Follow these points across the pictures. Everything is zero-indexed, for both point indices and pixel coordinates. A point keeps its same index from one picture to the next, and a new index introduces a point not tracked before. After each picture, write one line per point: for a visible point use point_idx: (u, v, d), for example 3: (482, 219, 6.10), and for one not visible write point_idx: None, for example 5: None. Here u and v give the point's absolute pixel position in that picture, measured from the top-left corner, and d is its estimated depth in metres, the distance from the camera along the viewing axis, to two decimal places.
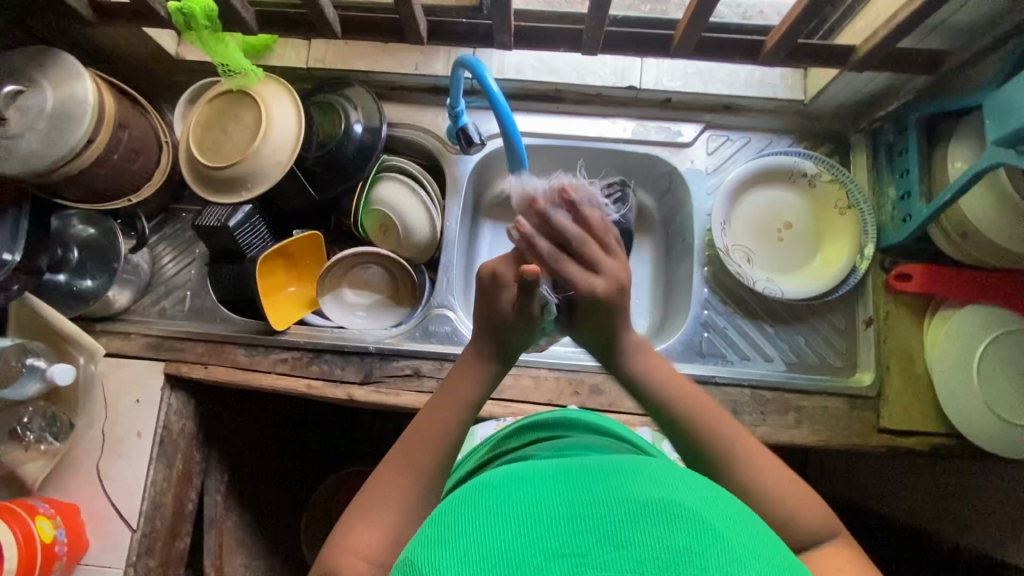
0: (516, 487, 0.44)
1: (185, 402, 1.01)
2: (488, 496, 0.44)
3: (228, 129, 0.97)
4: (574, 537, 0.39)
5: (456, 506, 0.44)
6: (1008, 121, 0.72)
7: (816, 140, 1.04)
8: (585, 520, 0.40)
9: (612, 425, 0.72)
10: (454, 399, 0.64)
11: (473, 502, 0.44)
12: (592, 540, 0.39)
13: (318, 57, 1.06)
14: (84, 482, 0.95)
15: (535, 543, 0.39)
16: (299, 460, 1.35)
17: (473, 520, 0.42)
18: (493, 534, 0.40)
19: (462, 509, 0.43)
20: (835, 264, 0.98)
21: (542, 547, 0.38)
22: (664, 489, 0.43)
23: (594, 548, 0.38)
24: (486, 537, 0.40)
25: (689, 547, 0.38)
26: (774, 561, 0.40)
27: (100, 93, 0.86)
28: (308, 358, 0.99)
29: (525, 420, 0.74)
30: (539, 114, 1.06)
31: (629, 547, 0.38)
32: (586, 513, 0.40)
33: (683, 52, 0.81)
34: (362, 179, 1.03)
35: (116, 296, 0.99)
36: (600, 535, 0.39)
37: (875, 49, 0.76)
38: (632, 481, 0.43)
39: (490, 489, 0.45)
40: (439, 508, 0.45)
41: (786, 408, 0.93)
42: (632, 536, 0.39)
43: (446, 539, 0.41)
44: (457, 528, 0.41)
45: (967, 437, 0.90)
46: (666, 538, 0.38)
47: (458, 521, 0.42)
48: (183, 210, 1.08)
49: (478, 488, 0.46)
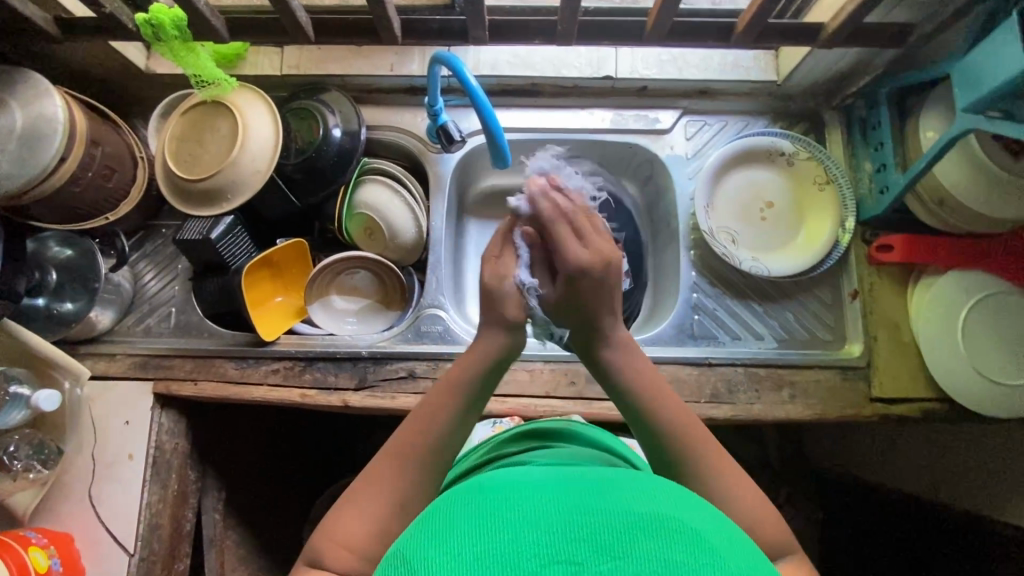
0: (514, 493, 0.44)
1: (177, 421, 0.99)
2: (486, 499, 0.43)
3: (205, 140, 0.96)
4: (572, 545, 0.38)
5: (453, 505, 0.44)
6: (977, 88, 0.74)
7: (791, 119, 1.06)
8: (584, 528, 0.39)
9: (601, 435, 0.73)
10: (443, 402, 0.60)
11: (468, 503, 0.43)
12: (588, 548, 0.38)
13: (292, 64, 1.05)
14: (76, 509, 0.93)
15: (531, 546, 0.38)
16: (298, 472, 1.33)
17: (470, 520, 0.41)
18: (488, 535, 0.39)
19: (459, 508, 0.43)
20: (818, 239, 1.00)
21: (537, 553, 0.38)
22: (664, 505, 0.42)
23: (590, 557, 0.38)
24: (482, 538, 0.39)
25: (686, 562, 0.37)
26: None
27: (71, 110, 0.85)
28: (301, 367, 0.97)
29: (525, 428, 0.75)
30: (517, 109, 1.06)
31: (625, 558, 0.38)
32: (585, 522, 0.40)
33: (656, 38, 0.82)
34: (344, 184, 1.02)
35: (99, 317, 0.97)
36: (596, 545, 0.38)
37: (844, 25, 0.78)
38: (630, 494, 0.43)
39: (488, 493, 0.44)
40: (431, 506, 0.44)
41: (779, 384, 0.95)
42: (628, 547, 0.38)
43: (439, 536, 0.40)
44: (453, 525, 0.41)
45: (955, 399, 0.92)
46: (664, 552, 0.38)
47: (452, 521, 0.41)
48: (162, 226, 1.06)
49: (476, 490, 0.46)
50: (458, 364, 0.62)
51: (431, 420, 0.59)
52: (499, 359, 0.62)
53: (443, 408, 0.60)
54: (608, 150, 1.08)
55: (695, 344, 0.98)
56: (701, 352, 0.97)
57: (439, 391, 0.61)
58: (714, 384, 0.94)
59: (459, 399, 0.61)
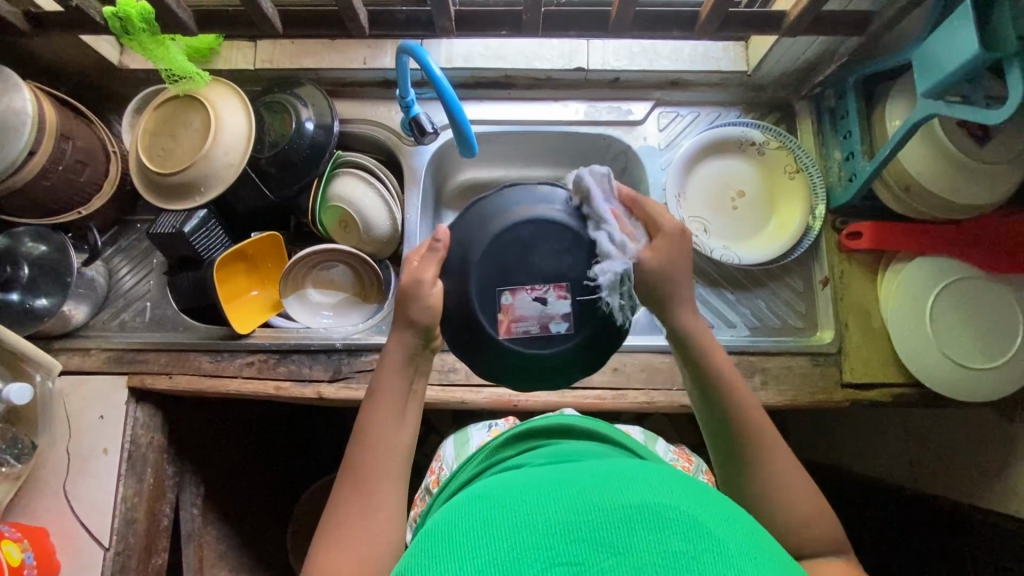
0: (512, 498, 0.46)
1: (152, 415, 0.99)
2: (485, 507, 0.46)
3: (177, 134, 0.96)
4: (571, 545, 0.41)
5: (453, 518, 0.46)
6: (935, 74, 0.75)
7: (762, 110, 1.07)
8: (582, 528, 0.42)
9: (597, 426, 0.71)
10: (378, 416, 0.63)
11: (468, 514, 0.46)
12: (587, 548, 0.41)
13: (265, 58, 1.05)
14: (52, 504, 0.93)
15: (532, 553, 0.41)
16: (279, 467, 1.34)
17: (472, 531, 0.44)
18: (492, 544, 0.42)
19: (460, 520, 0.45)
20: (789, 227, 1.01)
21: (539, 557, 0.40)
22: (658, 492, 0.45)
23: (590, 555, 0.40)
24: (483, 549, 0.42)
25: (684, 551, 0.40)
26: (768, 562, 0.42)
27: (40, 103, 0.85)
28: (274, 360, 0.97)
29: (520, 428, 0.69)
30: (491, 102, 1.07)
31: (625, 553, 0.40)
32: (581, 521, 0.42)
33: (621, 28, 0.82)
34: (318, 176, 1.02)
35: (73, 312, 0.97)
36: (596, 543, 0.41)
37: (804, 13, 0.78)
38: (624, 486, 0.46)
39: (487, 501, 0.47)
40: (432, 527, 0.47)
41: (751, 371, 0.95)
42: (629, 541, 0.41)
43: (446, 549, 0.43)
44: (456, 539, 0.43)
45: (927, 385, 0.93)
46: (659, 543, 0.40)
47: (456, 535, 0.44)
48: (137, 221, 1.06)
49: (476, 499, 0.48)
50: (376, 381, 0.65)
51: (378, 434, 0.62)
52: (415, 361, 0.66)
53: (385, 419, 0.63)
54: (582, 142, 1.09)
55: None
56: None
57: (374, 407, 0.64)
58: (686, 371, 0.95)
59: (398, 404, 0.64)
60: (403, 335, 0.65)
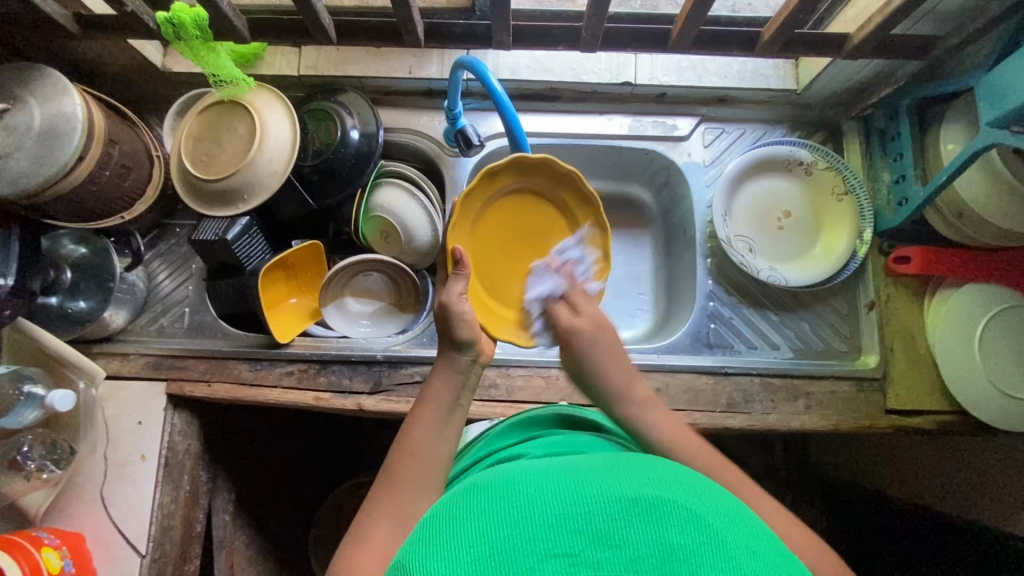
0: (513, 487, 0.47)
1: (189, 422, 0.99)
2: (484, 496, 0.46)
3: (222, 140, 0.95)
4: (568, 538, 0.41)
5: (454, 507, 0.46)
6: (1003, 103, 0.74)
7: (808, 129, 1.06)
8: (580, 520, 0.42)
9: (608, 426, 0.75)
10: (425, 418, 0.66)
11: (467, 503, 0.46)
12: (584, 539, 0.41)
13: (309, 64, 1.04)
14: (88, 509, 0.92)
15: (529, 543, 0.41)
16: (304, 472, 1.34)
17: (470, 517, 0.44)
18: (488, 532, 0.42)
19: (459, 508, 0.46)
20: (835, 249, 1.00)
21: (535, 546, 0.41)
22: (659, 486, 0.45)
23: (587, 547, 0.41)
24: (479, 536, 0.42)
25: (680, 545, 0.40)
26: (769, 558, 0.42)
27: (90, 109, 0.84)
28: (315, 369, 0.97)
29: (517, 419, 0.76)
30: (535, 114, 1.06)
31: (620, 546, 0.41)
32: (579, 514, 0.42)
33: (680, 46, 0.81)
34: (362, 186, 1.01)
35: (113, 317, 0.96)
36: (593, 534, 0.41)
37: (869, 38, 0.77)
38: (622, 478, 0.46)
39: (484, 490, 0.47)
40: (431, 514, 0.47)
41: (794, 395, 0.95)
42: (625, 534, 0.41)
43: (443, 537, 0.43)
44: (454, 523, 0.44)
45: (971, 413, 0.92)
46: (657, 537, 0.41)
47: (453, 522, 0.44)
48: (176, 225, 1.06)
49: (475, 489, 0.48)
50: (427, 388, 0.70)
51: (430, 416, 0.67)
52: (465, 373, 0.71)
53: (433, 421, 0.66)
54: (625, 156, 1.08)
55: (711, 352, 0.98)
56: (718, 360, 0.96)
57: (421, 411, 0.67)
58: (730, 394, 0.94)
59: (448, 410, 0.68)
60: (453, 354, 0.72)
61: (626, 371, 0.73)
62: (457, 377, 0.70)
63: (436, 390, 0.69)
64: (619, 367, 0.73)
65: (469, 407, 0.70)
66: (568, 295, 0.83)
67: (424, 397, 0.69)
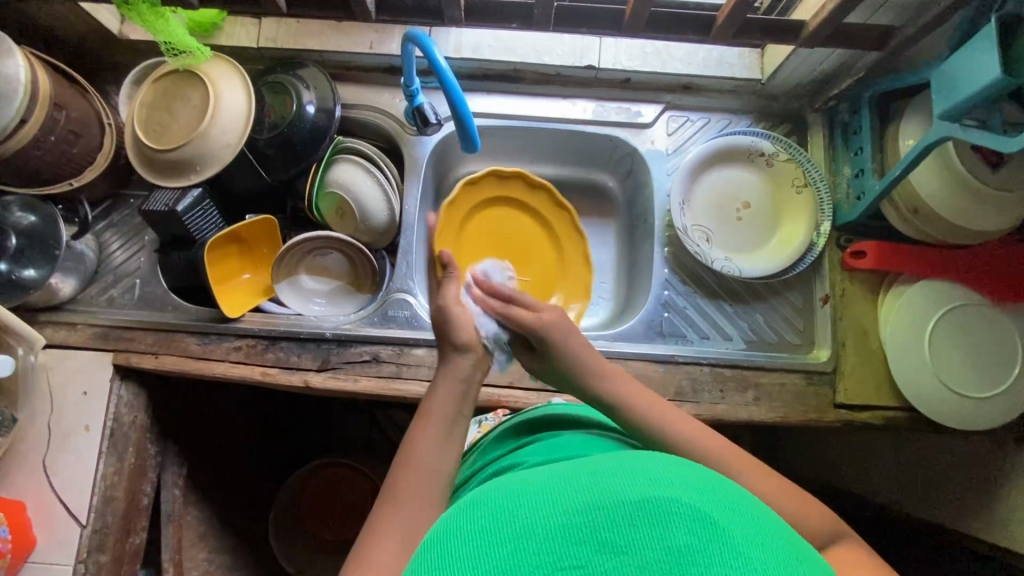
0: (512, 502, 0.45)
1: (137, 394, 0.98)
2: (483, 515, 0.45)
3: (175, 110, 0.94)
4: (572, 549, 0.40)
5: (455, 527, 0.45)
6: (954, 94, 0.73)
7: (774, 120, 1.05)
8: (582, 530, 0.41)
9: (574, 412, 0.75)
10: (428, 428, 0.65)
11: (464, 524, 0.45)
12: (589, 548, 0.40)
13: (269, 36, 1.03)
14: (29, 478, 0.91)
15: (534, 558, 0.40)
16: (263, 450, 1.33)
17: (470, 540, 0.43)
18: (489, 554, 0.41)
19: (460, 530, 0.45)
20: (792, 242, 0.99)
21: (539, 562, 0.40)
22: (661, 483, 0.43)
23: (594, 556, 0.39)
24: (483, 556, 0.41)
25: (688, 546, 0.39)
26: (782, 547, 0.41)
27: (34, 71, 0.83)
28: (263, 346, 0.96)
29: (509, 425, 0.76)
30: (497, 94, 1.05)
31: (628, 551, 0.39)
32: (582, 523, 0.41)
33: (635, 28, 0.80)
34: (317, 161, 1.00)
35: (61, 285, 0.95)
36: (597, 543, 0.40)
37: (824, 24, 0.76)
38: (620, 480, 0.44)
39: (481, 508, 0.46)
40: (429, 540, 0.46)
41: (744, 386, 0.94)
42: (629, 538, 0.40)
43: (443, 561, 0.42)
44: (459, 547, 0.43)
45: (919, 409, 0.92)
46: (663, 538, 0.40)
47: (452, 547, 0.43)
48: (131, 195, 1.04)
49: (473, 506, 0.47)
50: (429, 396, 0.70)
51: (429, 422, 0.66)
52: (468, 380, 0.71)
53: (434, 433, 0.64)
54: (588, 142, 1.07)
55: (663, 341, 0.98)
56: (669, 349, 0.96)
57: (422, 422, 0.66)
58: (679, 382, 0.94)
59: (450, 419, 0.67)
60: (456, 358, 0.73)
61: (593, 351, 0.75)
62: (458, 384, 0.70)
63: (434, 397, 0.69)
64: (586, 347, 0.75)
65: (471, 416, 0.70)
66: (515, 301, 0.80)
67: (424, 405, 0.69)
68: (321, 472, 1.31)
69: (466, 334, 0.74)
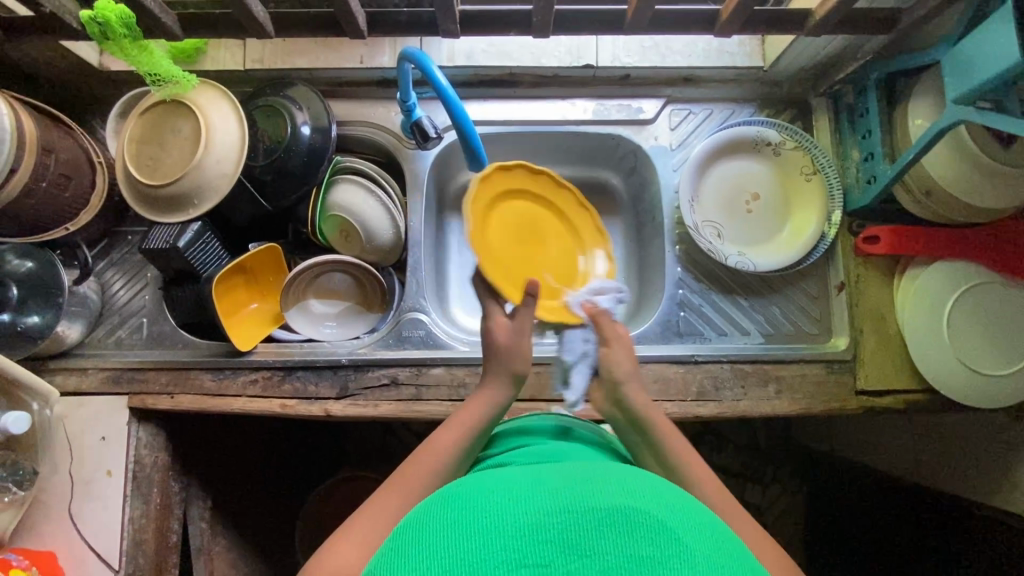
0: (487, 493, 0.45)
1: (156, 434, 0.97)
2: (459, 503, 0.45)
3: (165, 143, 0.91)
4: (537, 547, 0.40)
5: (427, 510, 0.46)
6: (968, 77, 0.72)
7: (778, 106, 1.03)
8: (551, 530, 0.41)
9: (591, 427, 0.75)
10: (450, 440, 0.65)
11: (437, 510, 0.45)
12: (555, 549, 0.40)
13: (255, 57, 1.00)
14: (57, 528, 0.91)
15: (499, 553, 0.40)
16: (284, 469, 1.33)
17: (441, 526, 0.43)
18: (456, 541, 0.41)
19: (433, 516, 0.44)
20: (804, 232, 0.98)
21: (504, 557, 0.40)
22: (631, 493, 0.44)
23: (558, 557, 0.40)
24: (451, 544, 0.41)
25: (649, 557, 0.39)
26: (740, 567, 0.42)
27: (18, 116, 0.80)
28: (279, 377, 0.95)
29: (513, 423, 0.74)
30: (495, 100, 1.02)
31: (590, 556, 0.40)
32: (552, 523, 0.41)
33: (636, 28, 0.78)
34: (317, 184, 0.98)
35: (67, 332, 0.93)
36: (563, 545, 0.40)
37: (831, 13, 0.74)
38: (594, 485, 0.44)
39: (457, 496, 0.46)
40: (400, 522, 0.46)
41: (765, 380, 0.94)
42: (594, 544, 0.40)
43: (412, 544, 0.42)
44: (428, 528, 0.43)
45: (938, 389, 0.92)
46: (626, 548, 0.40)
47: (422, 530, 0.43)
48: (128, 232, 1.02)
49: (448, 493, 0.47)
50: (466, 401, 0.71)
51: (457, 422, 0.68)
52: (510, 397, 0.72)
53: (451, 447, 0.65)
54: (590, 142, 1.06)
55: (681, 341, 0.98)
56: (688, 349, 0.96)
57: (451, 425, 0.67)
58: (701, 382, 0.94)
59: (468, 433, 0.67)
60: (507, 377, 0.72)
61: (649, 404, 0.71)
62: (497, 397, 0.71)
63: (472, 404, 0.70)
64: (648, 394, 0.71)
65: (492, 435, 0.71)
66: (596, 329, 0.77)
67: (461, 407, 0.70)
68: (343, 488, 1.32)
69: (520, 358, 0.72)
